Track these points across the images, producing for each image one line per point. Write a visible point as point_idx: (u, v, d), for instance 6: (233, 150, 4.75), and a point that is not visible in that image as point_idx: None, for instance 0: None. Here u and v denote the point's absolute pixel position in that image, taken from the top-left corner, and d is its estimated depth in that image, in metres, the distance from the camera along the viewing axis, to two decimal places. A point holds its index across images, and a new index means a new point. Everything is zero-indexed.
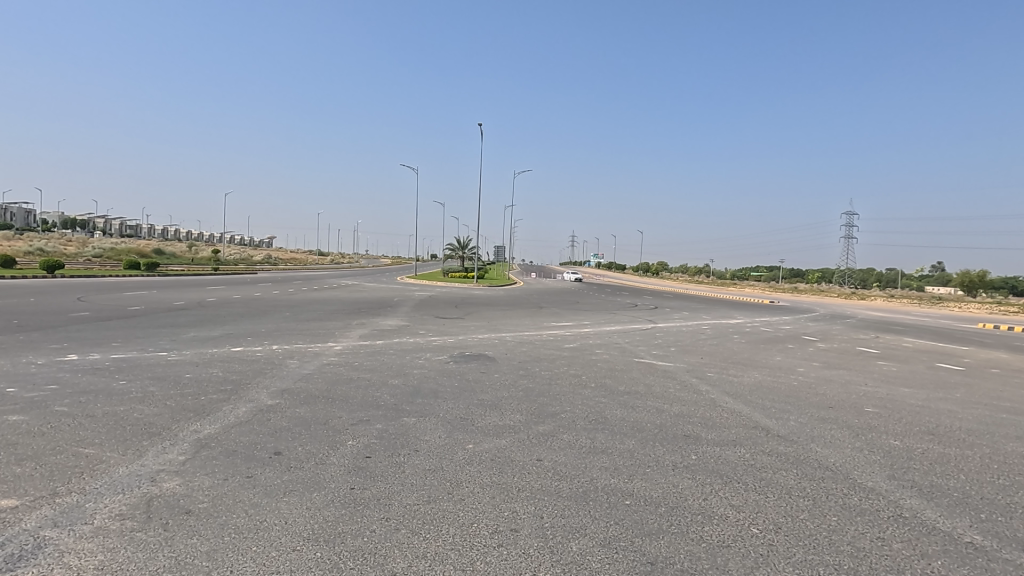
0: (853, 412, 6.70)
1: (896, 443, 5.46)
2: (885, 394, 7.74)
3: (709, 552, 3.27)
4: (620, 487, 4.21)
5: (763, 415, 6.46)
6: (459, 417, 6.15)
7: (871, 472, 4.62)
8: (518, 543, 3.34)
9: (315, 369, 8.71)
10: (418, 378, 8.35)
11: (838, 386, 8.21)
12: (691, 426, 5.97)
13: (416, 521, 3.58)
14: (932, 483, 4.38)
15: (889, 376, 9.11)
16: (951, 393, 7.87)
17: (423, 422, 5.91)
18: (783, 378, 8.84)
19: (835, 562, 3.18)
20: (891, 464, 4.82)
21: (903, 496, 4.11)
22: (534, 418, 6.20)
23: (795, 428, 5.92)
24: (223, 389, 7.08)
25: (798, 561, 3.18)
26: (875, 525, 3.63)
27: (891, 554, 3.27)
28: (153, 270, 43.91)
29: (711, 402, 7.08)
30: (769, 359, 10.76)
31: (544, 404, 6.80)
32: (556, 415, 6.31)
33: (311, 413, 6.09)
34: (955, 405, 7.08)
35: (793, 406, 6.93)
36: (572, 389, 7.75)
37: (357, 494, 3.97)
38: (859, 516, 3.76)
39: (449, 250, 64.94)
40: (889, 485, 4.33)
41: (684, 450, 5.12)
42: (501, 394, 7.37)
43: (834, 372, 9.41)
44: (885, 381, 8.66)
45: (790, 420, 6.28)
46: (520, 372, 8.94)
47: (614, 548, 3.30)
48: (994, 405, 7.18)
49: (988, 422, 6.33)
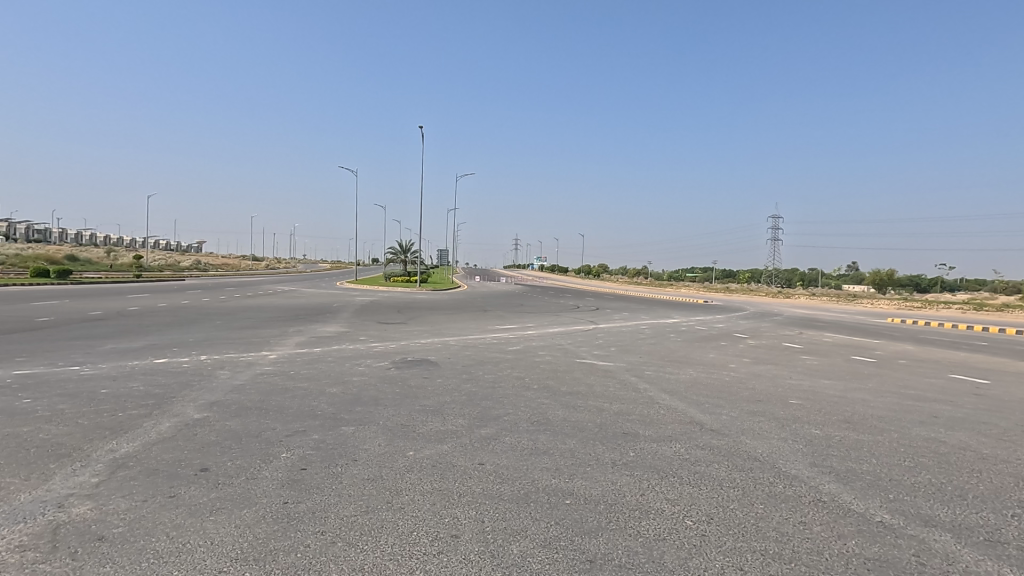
0: (780, 404, 7.10)
1: (817, 432, 5.82)
2: (808, 386, 8.24)
3: (645, 546, 3.36)
4: (560, 487, 4.26)
5: (697, 411, 6.73)
6: (401, 423, 6.05)
7: (795, 460, 4.90)
8: (459, 548, 3.31)
9: (247, 379, 8.30)
10: (358, 385, 8.14)
11: (767, 381, 8.65)
12: (630, 424, 6.13)
13: (353, 532, 3.48)
14: (848, 468, 4.69)
15: (813, 370, 9.71)
16: (867, 384, 8.48)
17: (363, 430, 5.75)
18: (716, 374, 9.26)
19: (761, 547, 3.34)
20: (812, 452, 5.14)
21: (823, 481, 4.39)
22: (476, 422, 6.18)
23: (727, 422, 6.20)
24: (144, 404, 6.63)
25: (727, 549, 3.33)
26: (798, 510, 3.85)
27: (812, 537, 3.47)
28: (64, 277, 40.84)
29: (649, 400, 7.31)
30: (703, 357, 11.24)
31: (487, 408, 6.78)
32: (499, 418, 6.32)
33: (242, 426, 5.80)
34: (869, 396, 7.62)
35: (724, 401, 7.25)
36: (515, 392, 7.76)
37: (290, 509, 3.80)
38: (783, 503, 3.97)
39: (392, 254, 64.32)
40: (811, 472, 4.60)
41: (622, 448, 5.26)
42: (444, 399, 7.30)
43: (763, 367, 9.93)
44: (809, 375, 9.21)
45: (723, 414, 6.57)
46: (464, 376, 8.90)
47: (554, 547, 3.33)
48: (902, 393, 7.79)
49: (897, 409, 6.87)
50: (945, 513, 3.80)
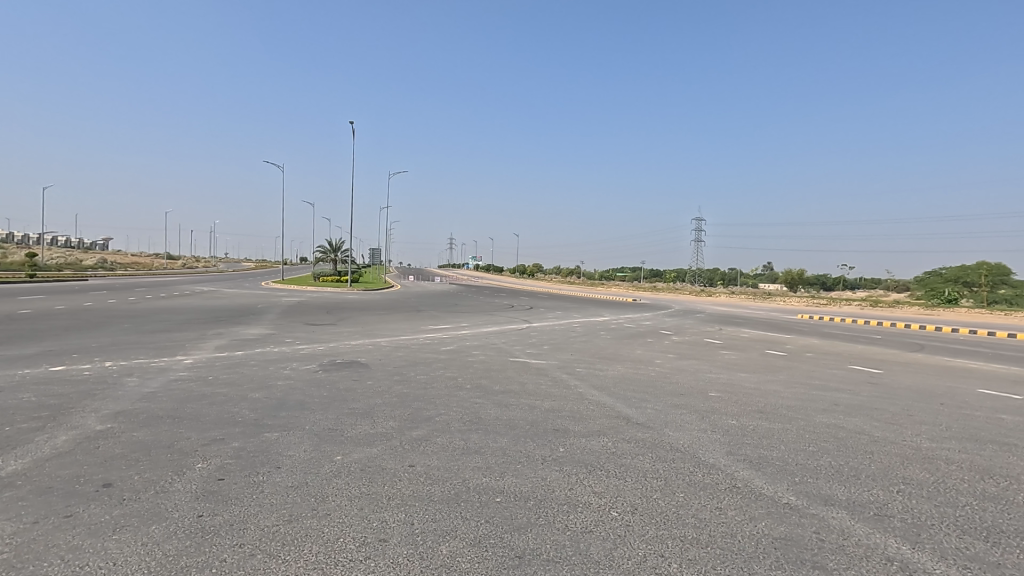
0: (700, 397, 7.48)
1: (734, 422, 6.19)
2: (726, 379, 8.75)
3: (573, 538, 3.45)
4: (491, 485, 4.28)
5: (624, 405, 6.97)
6: (328, 428, 5.85)
7: (713, 449, 5.19)
8: (387, 552, 3.25)
9: (159, 386, 7.74)
10: (283, 389, 7.81)
11: (689, 375, 9.10)
12: (561, 420, 6.26)
13: (274, 542, 3.34)
14: (760, 455, 5.02)
15: (731, 363, 10.31)
16: (778, 375, 9.12)
17: (287, 436, 5.52)
18: (643, 369, 9.63)
19: (681, 533, 3.51)
20: (728, 441, 5.46)
21: (737, 468, 4.67)
22: (407, 423, 6.09)
23: (652, 415, 6.46)
24: (37, 416, 6.03)
25: (650, 537, 3.47)
26: (715, 496, 4.08)
27: (726, 521, 3.68)
28: None
29: (580, 396, 7.48)
30: (631, 353, 11.65)
31: (419, 409, 6.70)
32: (430, 419, 6.26)
33: (152, 436, 5.41)
34: (780, 387, 8.18)
35: (650, 395, 7.54)
36: (448, 392, 7.72)
37: (205, 522, 3.58)
38: (701, 490, 4.19)
39: (322, 253, 62.16)
40: (727, 460, 4.89)
41: (552, 444, 5.35)
42: (375, 401, 7.13)
43: (686, 362, 10.43)
44: (727, 368, 9.78)
45: (648, 408, 6.84)
46: (395, 378, 8.74)
47: (484, 545, 3.34)
48: (809, 383, 8.43)
49: (804, 398, 7.43)
50: (842, 492, 4.15)
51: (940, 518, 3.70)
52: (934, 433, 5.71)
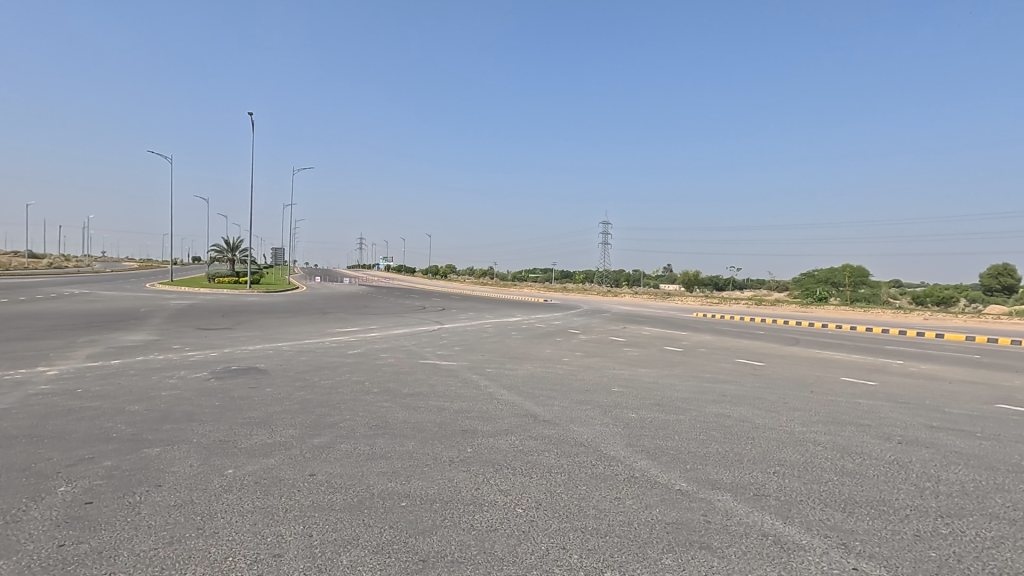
0: (604, 392, 7.81)
1: (634, 415, 6.52)
2: (628, 374, 9.21)
3: (478, 538, 3.46)
4: (396, 490, 4.19)
5: (532, 403, 7.10)
6: (219, 440, 5.44)
7: (614, 442, 5.43)
8: (282, 568, 3.08)
9: (13, 403, 6.79)
10: (169, 400, 7.16)
11: (595, 372, 9.46)
12: (470, 420, 6.26)
13: (152, 569, 3.05)
14: (656, 445, 5.32)
15: (633, 360, 10.86)
16: (674, 370, 9.74)
17: (171, 451, 5.07)
18: (551, 368, 9.88)
19: (582, 525, 3.64)
20: (628, 433, 5.74)
21: (636, 459, 4.92)
22: (308, 431, 5.81)
23: (559, 412, 6.64)
24: None
25: (553, 530, 3.56)
26: (614, 487, 4.27)
27: (625, 510, 3.86)
28: None
29: (489, 396, 7.52)
30: (541, 352, 11.92)
31: (321, 416, 6.41)
32: (334, 425, 6.02)
33: (3, 460, 4.74)
34: (676, 381, 8.74)
35: (557, 393, 7.75)
36: (353, 397, 7.46)
37: (67, 553, 3.20)
38: (602, 482, 4.37)
39: (217, 252, 57.81)
40: (626, 452, 5.13)
41: (460, 445, 5.34)
42: (273, 409, 6.73)
43: (592, 360, 10.84)
44: (630, 364, 10.29)
45: (555, 405, 7.03)
46: (297, 383, 8.31)
47: (387, 552, 3.26)
48: (701, 377, 9.08)
49: (696, 390, 7.99)
50: (727, 476, 4.50)
51: (808, 494, 4.12)
52: (804, 418, 6.37)
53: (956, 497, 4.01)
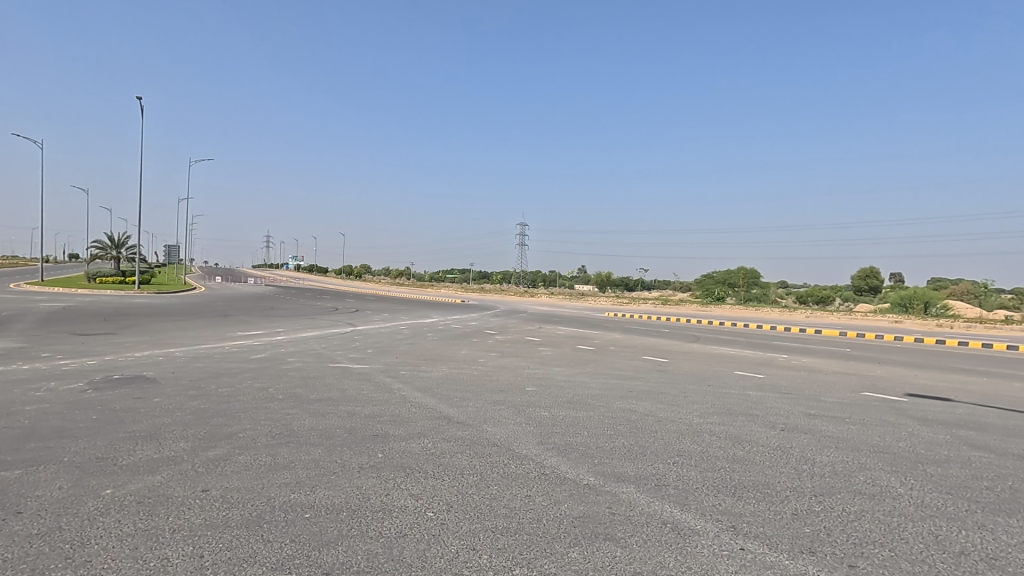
0: (518, 392, 7.91)
1: (546, 413, 6.66)
2: (542, 374, 9.40)
3: (386, 545, 3.37)
4: (300, 501, 4.00)
5: (446, 405, 7.05)
6: (95, 458, 4.90)
7: (526, 441, 5.51)
8: None
9: None
10: (34, 416, 6.35)
11: (509, 372, 9.57)
12: (381, 425, 6.10)
13: None
14: (566, 442, 5.47)
15: (547, 359, 11.11)
16: (586, 368, 10.07)
17: (35, 473, 4.50)
18: (467, 369, 9.87)
19: (493, 525, 3.65)
20: (540, 431, 5.86)
21: (546, 456, 5.03)
22: (202, 443, 5.38)
23: (472, 413, 6.64)
24: None
25: (464, 532, 3.55)
26: (525, 485, 4.33)
27: (534, 507, 3.93)
28: None
29: (402, 399, 7.37)
30: (457, 353, 11.87)
31: (218, 426, 5.97)
32: (232, 436, 5.62)
33: None
34: (587, 378, 9.04)
35: (472, 394, 7.75)
36: (255, 404, 7.02)
37: None
38: (513, 481, 4.42)
39: (99, 249, 52.25)
40: (537, 449, 5.23)
41: (370, 450, 5.19)
42: (162, 421, 6.18)
43: (507, 360, 10.96)
44: (543, 363, 10.51)
45: (469, 406, 7.02)
46: (191, 392, 7.68)
47: (287, 567, 3.10)
48: (610, 374, 9.46)
49: (606, 387, 8.32)
50: (631, 469, 4.71)
51: (702, 481, 4.41)
52: (702, 410, 6.82)
53: (826, 477, 4.47)
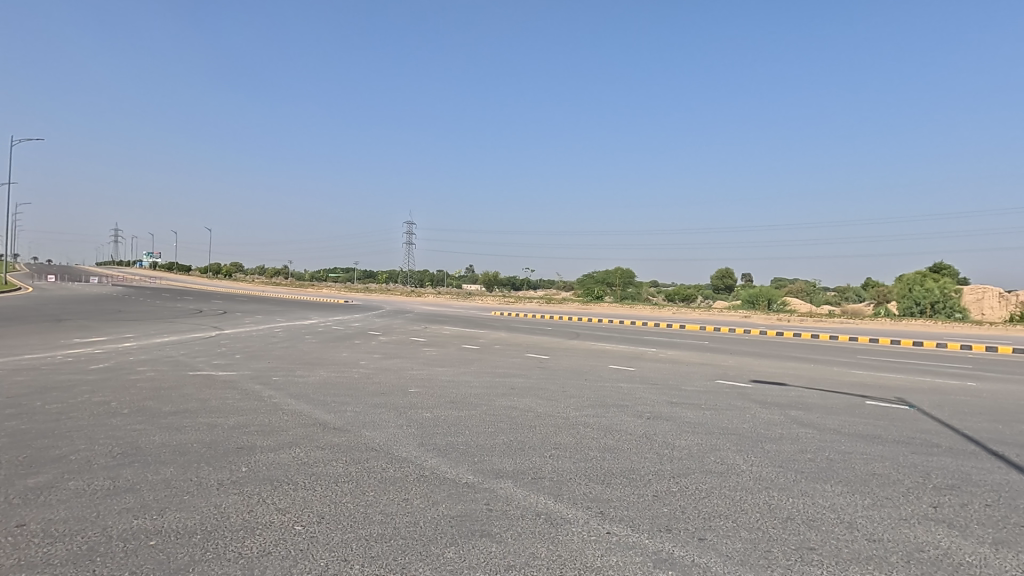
0: (400, 394, 7.75)
1: (427, 414, 6.59)
2: (425, 374, 9.29)
3: (246, 566, 3.12)
4: (144, 527, 3.57)
5: (322, 411, 6.70)
6: None
7: (406, 443, 5.41)
8: None
9: None
10: None
11: (391, 373, 9.34)
12: (247, 436, 5.64)
13: None
14: (447, 442, 5.45)
15: (431, 359, 11.01)
16: (470, 367, 10.13)
17: None
18: (346, 372, 9.46)
19: (367, 533, 3.53)
20: (421, 433, 5.77)
21: (426, 458, 4.97)
22: (20, 470, 4.60)
23: (350, 418, 6.38)
24: None
25: (335, 543, 3.39)
26: (403, 489, 4.24)
27: (411, 511, 3.86)
28: None
29: (272, 407, 6.88)
30: (336, 356, 11.34)
31: (43, 449, 5.14)
32: (61, 459, 4.87)
33: None
34: (470, 377, 9.10)
35: (351, 398, 7.44)
36: (92, 421, 6.15)
37: None
38: (391, 485, 4.31)
39: None
40: (417, 451, 5.16)
41: (233, 464, 4.77)
42: None
43: (390, 361, 10.69)
44: (428, 364, 10.40)
45: (347, 411, 6.73)
46: (7, 411, 6.53)
47: None
48: (493, 372, 9.60)
49: (489, 385, 8.42)
50: (509, 464, 4.81)
51: (575, 472, 4.63)
52: (578, 403, 7.16)
53: (683, 459, 4.90)
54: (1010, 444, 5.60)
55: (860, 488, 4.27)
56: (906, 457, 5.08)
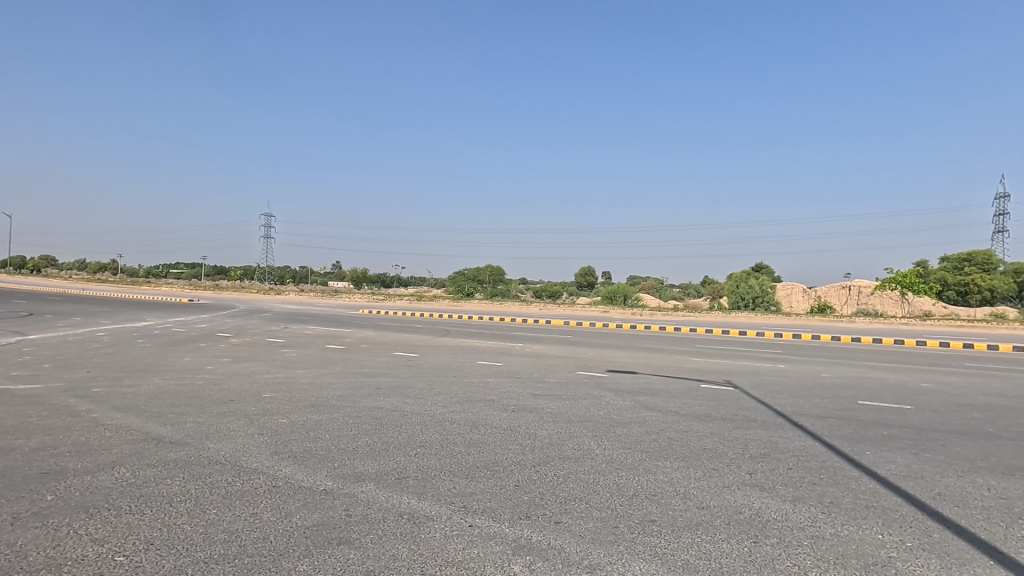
0: (252, 400, 7.14)
1: (283, 420, 6.14)
2: (282, 377, 8.67)
3: None
4: None
5: (156, 424, 5.94)
6: None
7: (257, 453, 5.00)
8: None
9: None
10: None
11: (243, 378, 8.57)
12: (55, 459, 4.80)
13: None
14: (303, 449, 5.13)
15: (289, 361, 10.30)
16: (332, 368, 9.65)
17: None
18: (188, 379, 8.49)
19: (206, 555, 3.20)
20: (276, 441, 5.37)
21: (280, 467, 4.63)
22: None
23: (191, 430, 5.73)
24: None
25: (166, 571, 3.02)
26: (251, 503, 3.90)
27: (259, 525, 3.57)
28: None
29: (91, 424, 5.93)
30: (176, 361, 10.12)
31: None
32: None
33: None
34: (332, 379, 8.66)
35: (192, 408, 6.69)
36: None
37: None
38: (237, 500, 3.95)
39: None
40: (269, 461, 4.78)
41: (34, 494, 4.04)
42: None
43: (242, 365, 9.80)
44: (285, 366, 9.71)
45: (188, 422, 6.04)
46: None
47: None
48: (358, 372, 9.24)
49: (353, 386, 8.10)
50: (372, 466, 4.67)
51: (440, 468, 4.63)
52: (445, 400, 7.17)
53: (544, 448, 5.13)
54: (807, 416, 6.69)
55: (693, 462, 4.81)
56: (730, 432, 5.82)
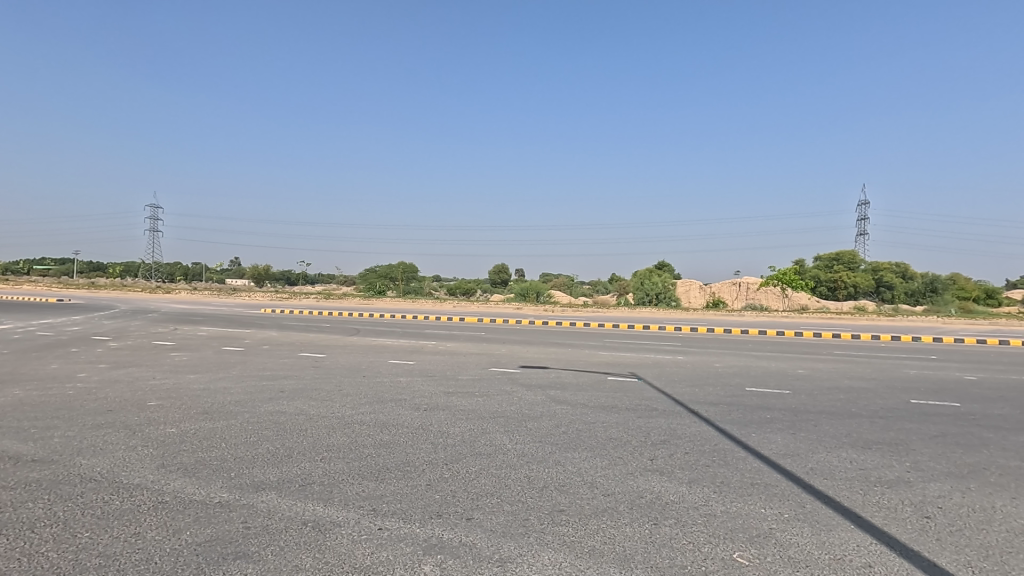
0: (135, 409, 6.48)
1: (171, 430, 5.64)
2: (170, 383, 7.93)
3: None
4: None
5: (14, 441, 5.21)
6: None
7: (141, 467, 4.55)
8: None
9: None
10: None
11: (123, 386, 7.74)
12: None
13: None
14: (195, 460, 4.74)
15: (179, 365, 9.47)
16: (229, 371, 9.00)
17: None
18: (55, 389, 7.53)
19: None
20: (163, 453, 4.92)
21: (167, 481, 4.25)
22: None
23: (59, 446, 5.09)
24: None
25: None
26: (133, 522, 3.56)
27: (143, 546, 3.26)
28: None
29: None
30: (40, 369, 8.96)
31: None
32: None
33: None
34: (229, 383, 8.08)
35: (61, 421, 5.95)
36: None
37: None
38: (115, 520, 3.58)
39: None
40: (155, 475, 4.37)
41: None
42: None
43: (122, 371, 8.87)
44: (174, 371, 8.91)
45: (54, 437, 5.36)
46: None
47: None
48: (258, 375, 8.69)
49: (252, 390, 7.60)
50: (272, 474, 4.41)
51: (348, 471, 4.47)
52: (353, 401, 6.94)
53: (456, 446, 5.11)
54: (701, 403, 7.20)
55: (599, 451, 5.02)
56: (633, 421, 6.13)
